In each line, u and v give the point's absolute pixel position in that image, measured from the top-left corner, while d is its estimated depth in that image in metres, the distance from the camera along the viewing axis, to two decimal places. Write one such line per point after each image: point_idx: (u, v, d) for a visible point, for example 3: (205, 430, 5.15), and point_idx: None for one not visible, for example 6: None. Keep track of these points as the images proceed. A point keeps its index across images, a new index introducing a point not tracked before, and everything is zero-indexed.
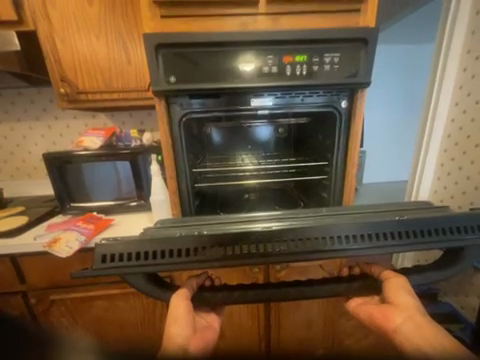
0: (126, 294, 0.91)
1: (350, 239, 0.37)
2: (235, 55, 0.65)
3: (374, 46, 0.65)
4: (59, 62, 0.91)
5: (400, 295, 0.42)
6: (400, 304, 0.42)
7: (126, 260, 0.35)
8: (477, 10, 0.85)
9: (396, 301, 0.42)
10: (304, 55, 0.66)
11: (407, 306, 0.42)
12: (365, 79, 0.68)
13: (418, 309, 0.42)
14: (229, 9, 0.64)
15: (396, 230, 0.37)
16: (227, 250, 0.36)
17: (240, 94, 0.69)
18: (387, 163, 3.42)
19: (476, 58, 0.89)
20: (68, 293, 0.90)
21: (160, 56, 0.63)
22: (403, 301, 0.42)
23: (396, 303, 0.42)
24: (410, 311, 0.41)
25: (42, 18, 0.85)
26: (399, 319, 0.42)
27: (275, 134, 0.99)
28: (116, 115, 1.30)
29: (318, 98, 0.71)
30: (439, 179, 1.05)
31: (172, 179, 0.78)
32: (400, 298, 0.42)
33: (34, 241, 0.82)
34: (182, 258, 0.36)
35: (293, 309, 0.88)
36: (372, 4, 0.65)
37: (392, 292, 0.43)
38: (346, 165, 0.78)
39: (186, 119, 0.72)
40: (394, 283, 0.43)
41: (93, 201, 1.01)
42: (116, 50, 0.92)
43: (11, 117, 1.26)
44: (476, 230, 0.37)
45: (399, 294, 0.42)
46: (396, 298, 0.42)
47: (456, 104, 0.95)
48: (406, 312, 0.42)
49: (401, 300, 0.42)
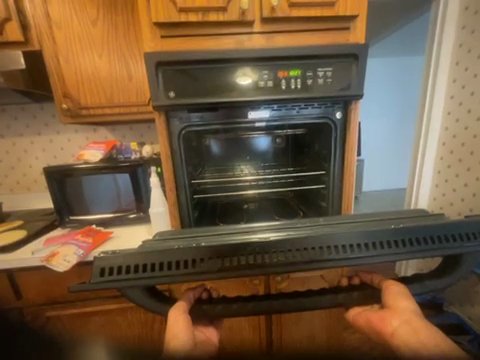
0: (124, 309, 0.90)
1: (347, 248, 0.37)
2: (232, 71, 0.67)
3: (364, 61, 0.68)
4: (62, 79, 0.94)
5: (399, 300, 0.41)
6: (399, 308, 0.41)
7: (125, 273, 0.35)
8: (462, 25, 0.90)
9: (394, 305, 0.41)
10: (298, 70, 0.68)
11: (405, 310, 0.41)
12: (358, 92, 0.70)
13: (417, 312, 0.41)
14: (225, 28, 0.68)
15: (392, 238, 0.37)
16: (225, 261, 0.36)
17: (238, 107, 0.71)
18: (386, 171, 3.46)
19: (465, 70, 0.92)
20: (65, 309, 0.89)
21: (160, 73, 0.66)
22: (402, 305, 0.41)
23: (395, 308, 0.41)
24: (407, 314, 0.40)
25: (48, 39, 0.90)
26: (396, 323, 0.41)
27: (273, 144, 1.01)
28: (117, 129, 1.32)
29: (313, 109, 0.74)
30: (437, 187, 1.06)
31: (172, 191, 0.79)
32: (398, 302, 0.41)
33: (32, 256, 0.80)
34: (180, 270, 0.35)
35: (294, 321, 0.86)
36: (361, 22, 0.69)
37: (390, 297, 0.42)
38: (343, 175, 0.79)
39: (185, 132, 0.74)
40: (393, 289, 0.42)
41: (92, 214, 1.01)
42: (118, 67, 0.95)
43: (13, 133, 1.28)
44: (473, 238, 0.37)
45: (397, 299, 0.41)
46: (394, 302, 0.41)
47: (449, 113, 0.98)
48: (403, 315, 0.40)
49: (399, 304, 0.41)
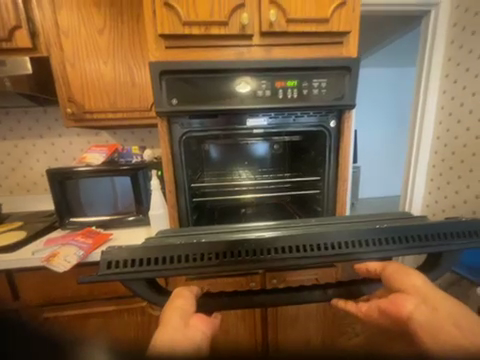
0: (121, 311, 0.91)
1: (337, 246, 0.39)
2: (232, 80, 0.71)
3: (356, 73, 0.73)
4: (67, 84, 0.98)
5: (405, 279, 0.37)
6: (404, 285, 0.37)
7: (130, 266, 0.37)
8: (451, 39, 0.96)
9: (401, 286, 0.37)
10: (294, 80, 0.72)
11: (415, 288, 0.36)
12: (351, 102, 0.74)
13: (433, 287, 0.35)
14: (226, 40, 0.72)
15: (379, 237, 0.40)
16: (223, 256, 0.38)
17: (237, 114, 0.75)
18: (382, 179, 3.52)
19: (454, 82, 0.97)
20: (63, 311, 0.89)
21: (164, 81, 0.69)
22: (408, 282, 0.37)
23: (402, 287, 0.37)
24: (420, 292, 0.35)
25: (55, 46, 0.93)
26: (411, 305, 0.34)
27: (271, 150, 1.03)
28: (118, 133, 1.35)
29: (309, 118, 0.77)
30: (430, 194, 1.11)
31: (171, 193, 0.81)
32: (405, 281, 0.37)
33: (32, 256, 0.82)
34: (182, 263, 0.38)
35: (291, 324, 0.88)
36: (354, 37, 0.74)
37: (395, 279, 0.38)
38: (337, 181, 0.82)
39: (185, 138, 0.77)
40: (393, 269, 0.40)
41: (92, 216, 1.03)
42: (122, 73, 0.99)
43: (16, 135, 1.30)
44: (454, 237, 0.40)
45: (401, 277, 0.38)
46: (400, 282, 0.38)
47: (440, 123, 1.03)
48: (416, 294, 0.35)
49: (405, 282, 0.37)
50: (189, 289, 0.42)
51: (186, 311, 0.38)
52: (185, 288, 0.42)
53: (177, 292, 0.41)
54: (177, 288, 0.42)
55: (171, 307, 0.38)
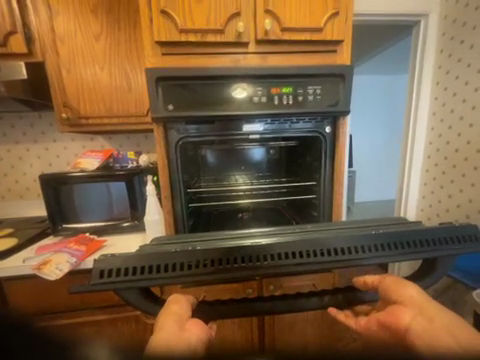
0: (115, 320, 0.89)
1: (333, 252, 0.39)
2: (229, 86, 0.72)
3: (350, 80, 0.74)
4: (62, 89, 0.97)
5: (401, 289, 0.38)
6: (402, 296, 0.37)
7: (123, 275, 0.36)
8: (441, 48, 0.99)
9: (397, 297, 0.38)
10: (290, 87, 0.73)
11: (412, 299, 0.37)
12: (345, 108, 0.75)
13: (429, 298, 0.36)
14: (223, 48, 0.73)
15: (375, 243, 0.40)
16: (218, 264, 0.38)
17: (234, 120, 0.75)
18: (377, 183, 3.56)
19: (445, 89, 1.00)
20: (54, 320, 0.87)
21: (160, 87, 0.70)
22: (405, 293, 0.38)
23: (399, 298, 0.37)
24: (417, 303, 0.36)
25: (51, 51, 0.93)
26: (408, 316, 0.35)
27: (267, 155, 1.03)
28: (114, 138, 1.34)
29: (305, 124, 0.78)
30: (424, 198, 1.13)
31: (167, 199, 0.81)
32: (401, 292, 0.38)
33: (23, 264, 0.80)
34: (177, 272, 0.37)
35: (288, 330, 0.87)
36: (347, 45, 0.75)
37: (391, 290, 0.39)
38: (333, 186, 0.83)
39: (182, 143, 0.77)
40: (389, 281, 0.40)
41: (85, 222, 1.01)
42: (118, 79, 0.99)
43: (9, 140, 1.29)
44: (449, 243, 0.40)
45: (397, 288, 0.39)
46: (396, 292, 0.38)
47: (432, 129, 1.05)
48: (413, 305, 0.36)
49: (402, 293, 0.38)
50: (185, 296, 0.42)
51: (183, 316, 0.37)
52: (181, 295, 0.42)
53: (173, 298, 0.40)
54: (173, 294, 0.41)
55: (167, 312, 0.37)
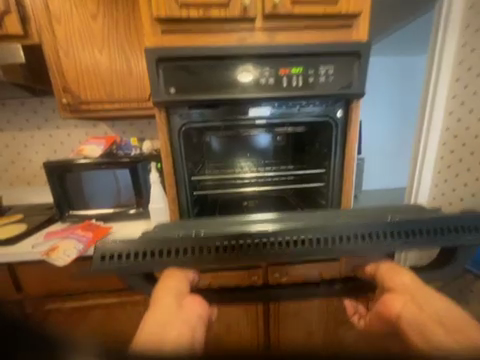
0: (124, 303, 0.91)
1: (345, 239, 0.37)
2: (234, 68, 0.67)
3: (367, 59, 0.68)
4: (62, 73, 0.94)
5: (395, 278, 0.36)
6: (395, 284, 0.35)
7: (125, 259, 0.36)
8: (466, 24, 0.90)
9: (391, 285, 0.35)
10: (299, 67, 0.68)
11: (405, 288, 0.34)
12: (360, 90, 0.70)
13: (426, 288, 0.33)
14: (227, 25, 0.67)
15: (389, 231, 0.38)
16: (223, 250, 0.36)
17: (240, 104, 0.71)
18: (386, 171, 3.46)
19: (468, 69, 0.92)
20: (65, 303, 0.90)
21: (161, 69, 0.66)
22: (398, 282, 0.35)
23: (392, 287, 0.35)
24: (409, 291, 0.33)
25: (48, 32, 0.89)
26: (399, 304, 0.33)
27: (274, 141, 0.99)
28: (117, 125, 1.32)
29: (315, 107, 0.74)
30: (436, 186, 1.06)
31: (171, 187, 0.79)
32: (395, 280, 0.35)
33: (32, 250, 0.82)
34: (179, 257, 0.36)
35: (293, 319, 0.87)
36: (365, 19, 0.68)
37: (386, 279, 0.37)
38: (344, 170, 0.79)
39: (185, 129, 0.74)
40: (383, 268, 0.38)
41: (92, 209, 1.01)
42: (118, 61, 0.94)
43: (13, 127, 1.28)
44: (468, 231, 0.37)
45: (392, 277, 0.36)
46: (390, 281, 0.36)
47: (451, 113, 0.98)
48: (405, 294, 0.33)
49: (395, 282, 0.35)
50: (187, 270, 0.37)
51: (180, 296, 0.33)
52: (179, 270, 0.36)
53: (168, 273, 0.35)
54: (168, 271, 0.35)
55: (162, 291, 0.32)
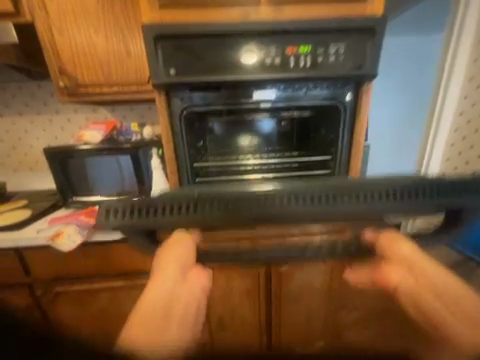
0: (129, 287, 0.93)
1: (364, 198, 0.33)
2: (237, 47, 0.63)
3: (381, 36, 0.63)
4: (57, 54, 0.90)
5: (396, 247, 0.32)
6: (393, 254, 0.32)
7: (124, 216, 0.34)
8: None
9: (392, 254, 0.32)
10: (308, 45, 0.63)
11: (404, 257, 0.31)
12: (373, 71, 0.65)
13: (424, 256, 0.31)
14: None
15: (415, 189, 0.33)
16: (227, 207, 0.33)
17: (243, 86, 0.68)
18: None
19: None
20: (73, 286, 0.92)
21: (160, 48, 0.62)
22: (398, 252, 0.32)
23: (389, 256, 0.32)
24: (408, 260, 0.31)
25: (39, 9, 0.84)
26: (396, 275, 0.31)
27: (279, 128, 0.81)
28: (117, 109, 1.28)
29: (322, 90, 0.70)
30: None
31: (173, 174, 0.78)
32: (395, 249, 0.32)
33: (37, 235, 0.84)
34: (181, 214, 0.33)
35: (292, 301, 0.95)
36: None
37: (387, 248, 0.33)
38: (353, 141, 0.75)
39: (186, 113, 0.71)
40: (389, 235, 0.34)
41: (97, 195, 1.00)
42: (115, 41, 0.89)
43: (12, 112, 1.26)
44: None
45: (392, 246, 0.32)
46: (388, 250, 0.32)
47: None
48: (404, 264, 0.31)
49: (395, 252, 0.32)
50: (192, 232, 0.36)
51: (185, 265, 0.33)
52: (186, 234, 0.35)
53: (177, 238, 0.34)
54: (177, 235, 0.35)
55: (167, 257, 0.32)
